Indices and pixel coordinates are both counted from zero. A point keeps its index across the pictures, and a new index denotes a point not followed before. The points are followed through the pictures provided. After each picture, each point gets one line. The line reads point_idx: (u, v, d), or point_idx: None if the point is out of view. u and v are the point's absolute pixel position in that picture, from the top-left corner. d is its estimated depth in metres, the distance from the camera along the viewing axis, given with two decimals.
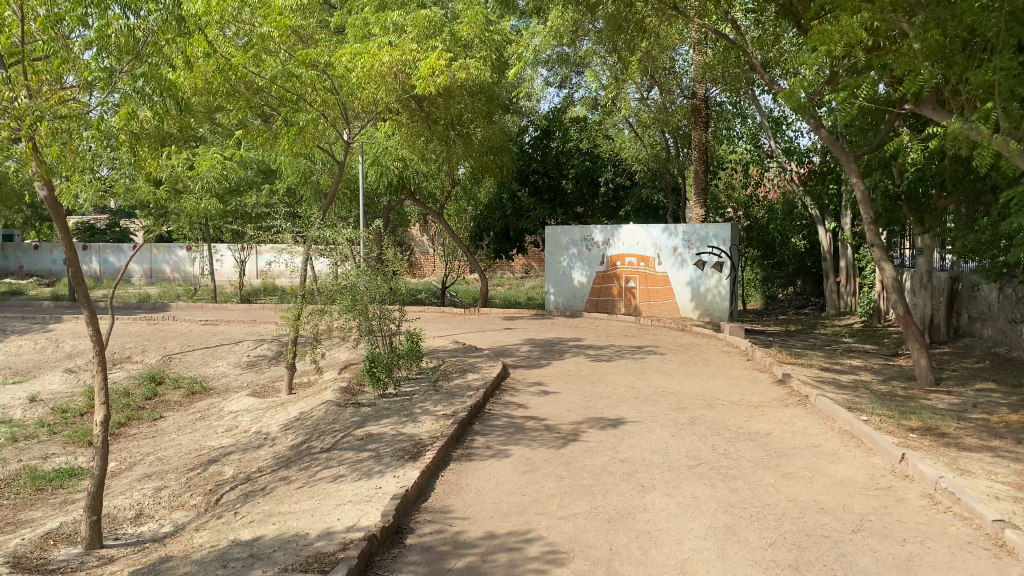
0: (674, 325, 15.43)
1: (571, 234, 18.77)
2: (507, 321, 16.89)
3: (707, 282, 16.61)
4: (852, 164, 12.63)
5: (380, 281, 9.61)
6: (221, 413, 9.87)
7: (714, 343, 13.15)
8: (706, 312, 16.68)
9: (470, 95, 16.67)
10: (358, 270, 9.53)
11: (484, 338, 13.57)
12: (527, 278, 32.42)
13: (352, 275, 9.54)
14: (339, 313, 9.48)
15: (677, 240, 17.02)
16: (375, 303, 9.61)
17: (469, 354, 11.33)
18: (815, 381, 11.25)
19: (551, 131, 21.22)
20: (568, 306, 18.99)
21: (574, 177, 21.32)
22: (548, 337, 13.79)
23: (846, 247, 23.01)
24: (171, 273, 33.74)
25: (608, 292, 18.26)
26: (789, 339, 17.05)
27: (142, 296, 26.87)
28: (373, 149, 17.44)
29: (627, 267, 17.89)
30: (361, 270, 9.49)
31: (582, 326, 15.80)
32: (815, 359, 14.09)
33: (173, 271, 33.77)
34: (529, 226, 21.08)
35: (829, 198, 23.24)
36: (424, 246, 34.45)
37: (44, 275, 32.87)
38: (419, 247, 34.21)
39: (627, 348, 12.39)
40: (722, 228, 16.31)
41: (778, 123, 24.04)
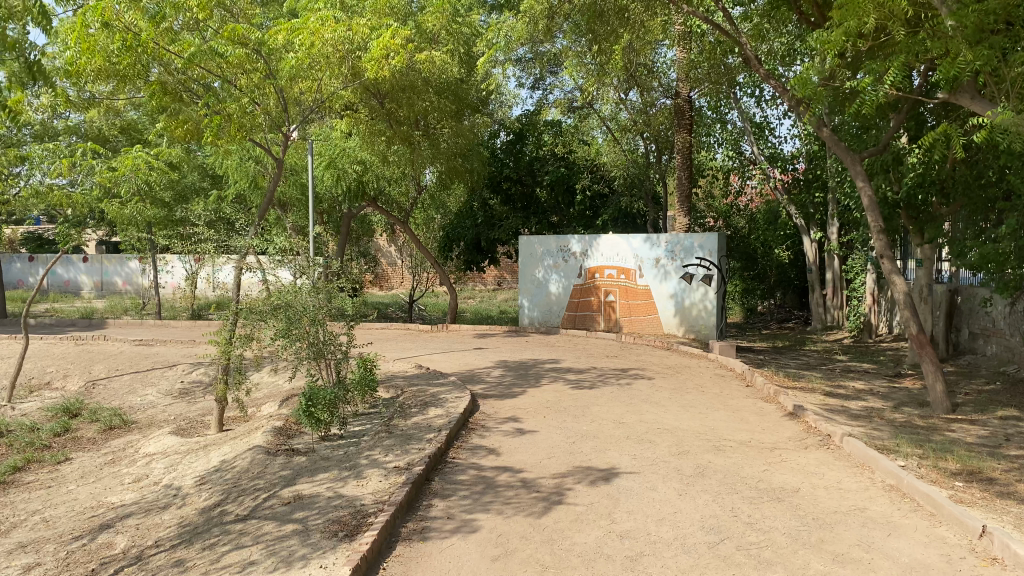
0: (658, 343, 14.09)
1: (546, 243, 17.41)
2: (476, 339, 15.45)
3: (692, 295, 15.33)
4: (858, 167, 11.45)
5: (319, 301, 8.08)
6: (135, 456, 8.32)
7: (706, 364, 11.81)
8: (691, 328, 15.41)
9: (436, 93, 15.29)
10: (296, 287, 8.05)
11: (449, 361, 12.10)
12: (500, 291, 31.05)
13: (289, 293, 8.04)
14: (273, 338, 7.96)
15: (660, 251, 15.72)
16: (316, 326, 8.08)
17: (431, 382, 9.88)
18: (824, 409, 9.92)
19: (524, 135, 19.97)
20: (544, 320, 17.62)
21: (548, 185, 20.02)
22: (522, 359, 12.38)
23: (833, 258, 21.93)
24: (123, 285, 31.76)
25: (587, 307, 16.90)
26: (782, 358, 15.77)
27: (85, 311, 25.06)
28: (330, 151, 16.04)
29: (607, 280, 16.57)
30: (298, 288, 8.01)
31: (560, 344, 14.41)
32: (815, 381, 12.80)
33: (125, 284, 31.78)
34: (502, 235, 19.73)
35: (815, 207, 22.18)
36: (392, 257, 32.96)
37: None
38: (387, 258, 32.72)
39: (610, 372, 11.01)
40: (707, 239, 15.04)
41: (761, 129, 22.97)
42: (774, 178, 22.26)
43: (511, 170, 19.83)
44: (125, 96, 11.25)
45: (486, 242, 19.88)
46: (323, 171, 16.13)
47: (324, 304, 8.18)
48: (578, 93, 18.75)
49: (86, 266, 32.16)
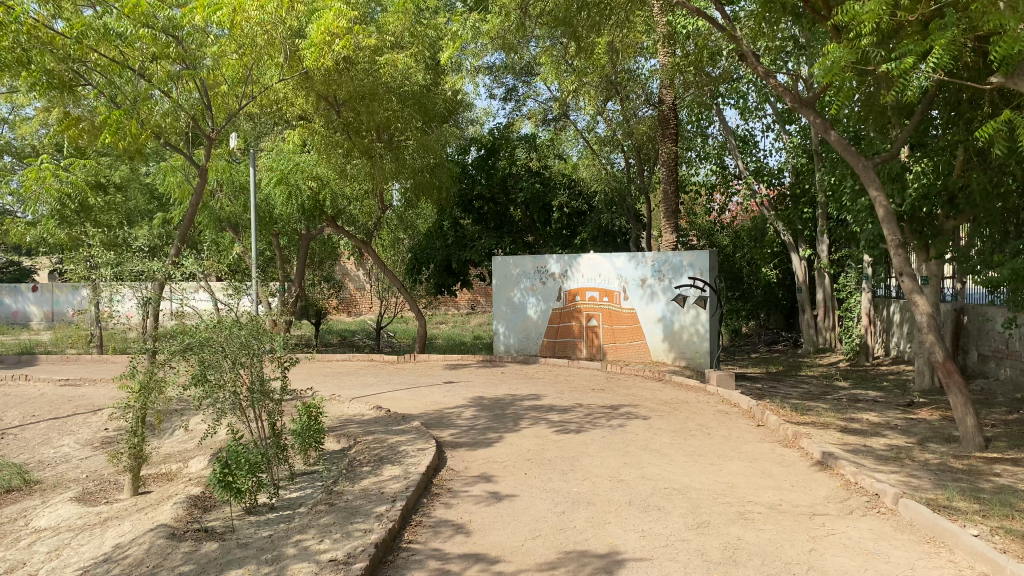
0: (648, 373, 12.72)
1: (522, 264, 16.06)
2: (447, 371, 13.98)
3: (682, 318, 13.99)
4: (870, 173, 10.23)
5: (240, 341, 6.41)
6: (22, 533, 6.73)
7: (705, 398, 10.46)
8: (681, 354, 14.03)
9: (399, 100, 13.94)
10: (214, 323, 6.42)
11: (414, 400, 10.60)
12: (473, 315, 29.63)
13: (204, 328, 6.43)
14: (185, 386, 6.35)
15: (646, 271, 14.42)
16: (234, 370, 6.42)
17: (392, 428, 8.40)
18: (847, 451, 8.58)
19: (496, 149, 18.71)
20: (521, 348, 16.18)
21: (522, 202, 18.69)
22: (497, 395, 10.93)
23: (823, 277, 20.78)
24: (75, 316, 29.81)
25: (568, 333, 15.53)
26: (781, 386, 14.45)
27: (25, 344, 23.19)
28: (282, 165, 14.51)
29: (588, 303, 15.22)
30: (214, 325, 6.38)
31: (539, 375, 12.99)
32: (825, 413, 11.48)
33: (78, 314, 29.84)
34: (473, 256, 18.35)
35: (803, 223, 21.08)
36: (359, 281, 31.43)
37: None
38: (354, 282, 31.17)
39: (598, 410, 9.60)
40: (697, 257, 13.73)
41: (745, 143, 21.83)
42: (760, 193, 21.11)
43: (483, 186, 18.50)
44: (39, 99, 9.83)
45: (457, 263, 18.56)
46: (274, 188, 14.57)
47: (252, 341, 6.51)
48: (553, 102, 17.52)
49: (34, 295, 30.25)
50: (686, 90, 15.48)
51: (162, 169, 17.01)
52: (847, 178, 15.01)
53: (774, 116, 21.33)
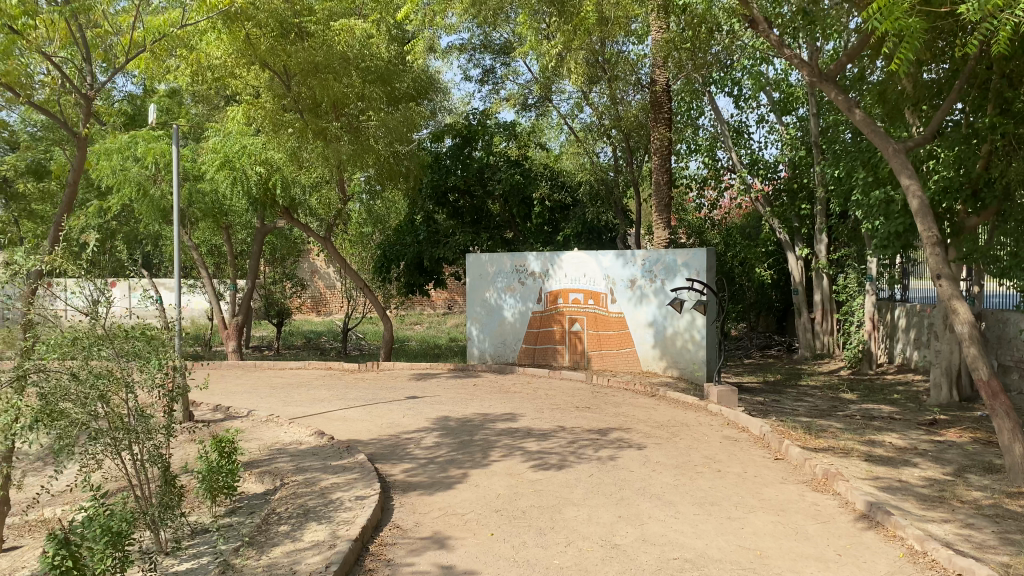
0: (638, 386, 11.22)
1: (498, 262, 14.54)
2: (412, 381, 12.39)
3: (675, 323, 12.48)
4: (901, 158, 8.77)
5: (89, 369, 4.79)
6: None
7: (707, 419, 8.97)
8: (674, 363, 12.52)
9: (358, 73, 12.41)
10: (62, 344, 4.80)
11: (367, 422, 9.01)
12: (450, 315, 28.03)
13: (48, 353, 4.80)
14: (24, 429, 4.74)
15: (636, 271, 12.93)
16: (85, 409, 4.74)
17: (331, 464, 6.82)
18: (883, 490, 7.12)
19: (472, 138, 17.11)
20: (496, 354, 14.64)
21: (500, 195, 17.07)
22: (466, 414, 9.36)
23: (822, 278, 19.40)
24: None
25: (549, 339, 14.01)
26: (784, 400, 12.99)
27: None
28: (228, 147, 12.85)
29: (571, 306, 13.72)
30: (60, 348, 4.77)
31: (516, 388, 11.45)
32: (842, 435, 10.03)
33: None
34: (447, 253, 16.79)
35: (801, 220, 19.69)
36: (329, 279, 29.65)
37: None
38: (324, 280, 29.39)
39: (582, 435, 8.08)
40: (692, 256, 12.20)
41: (738, 132, 20.19)
42: (756, 188, 19.72)
43: (458, 177, 16.84)
44: None
45: (430, 261, 16.97)
46: (216, 173, 12.93)
47: (130, 365, 5.05)
48: (534, 84, 15.97)
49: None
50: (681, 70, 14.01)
51: (96, 153, 15.30)
52: (858, 169, 13.46)
53: (770, 105, 19.89)
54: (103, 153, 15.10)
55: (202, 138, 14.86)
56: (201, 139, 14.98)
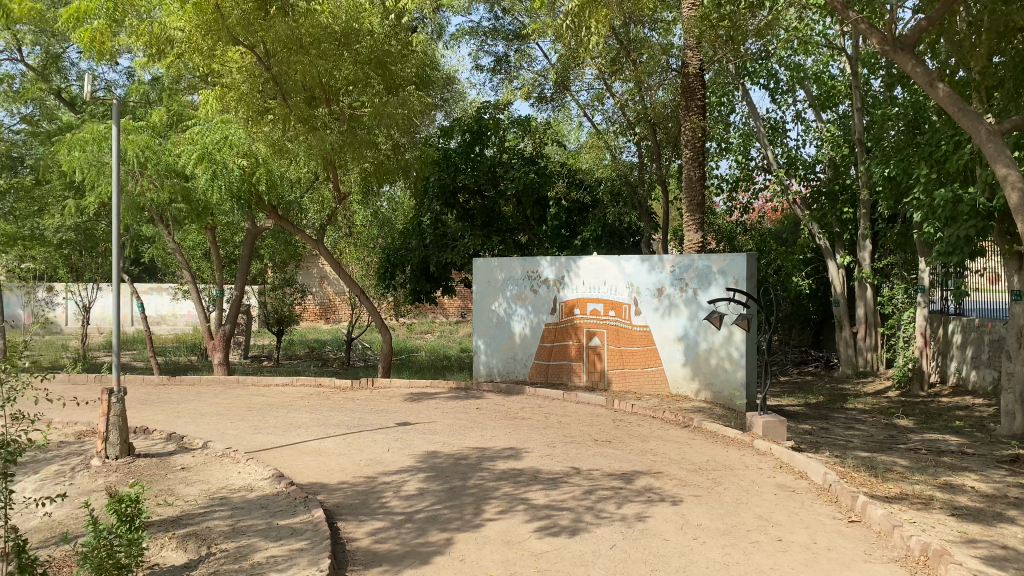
0: (667, 414, 9.63)
1: (509, 268, 13.02)
2: (408, 403, 10.88)
3: (709, 338, 10.91)
4: (998, 143, 7.13)
5: None
6: None
7: (754, 461, 7.39)
8: (708, 384, 10.95)
9: (349, 52, 11.07)
10: None
11: (343, 460, 7.51)
12: (463, 325, 26.49)
13: None
14: None
15: (663, 278, 11.37)
16: None
17: (278, 525, 5.33)
18: (992, 566, 5.49)
19: (483, 133, 15.42)
20: (505, 371, 13.08)
21: (513, 196, 15.46)
22: (461, 449, 7.82)
23: (866, 288, 17.67)
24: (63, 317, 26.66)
25: (563, 356, 12.46)
26: (833, 429, 11.34)
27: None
28: (205, 137, 11.14)
29: (589, 318, 12.16)
30: None
31: (525, 414, 9.89)
32: (913, 477, 8.36)
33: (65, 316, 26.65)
34: (454, 258, 15.22)
35: (843, 225, 18.01)
36: (338, 284, 28.14)
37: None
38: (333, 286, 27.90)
39: (602, 484, 6.53)
40: (730, 261, 10.64)
41: (774, 129, 18.49)
42: (794, 190, 18.06)
43: (467, 176, 15.30)
44: None
45: (436, 266, 15.49)
46: (194, 168, 11.16)
47: None
48: (550, 71, 14.46)
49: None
50: (715, 50, 12.43)
51: (68, 144, 13.95)
52: (919, 165, 11.77)
53: (808, 100, 18.27)
54: (74, 144, 13.69)
55: (183, 127, 13.45)
56: (181, 129, 13.58)
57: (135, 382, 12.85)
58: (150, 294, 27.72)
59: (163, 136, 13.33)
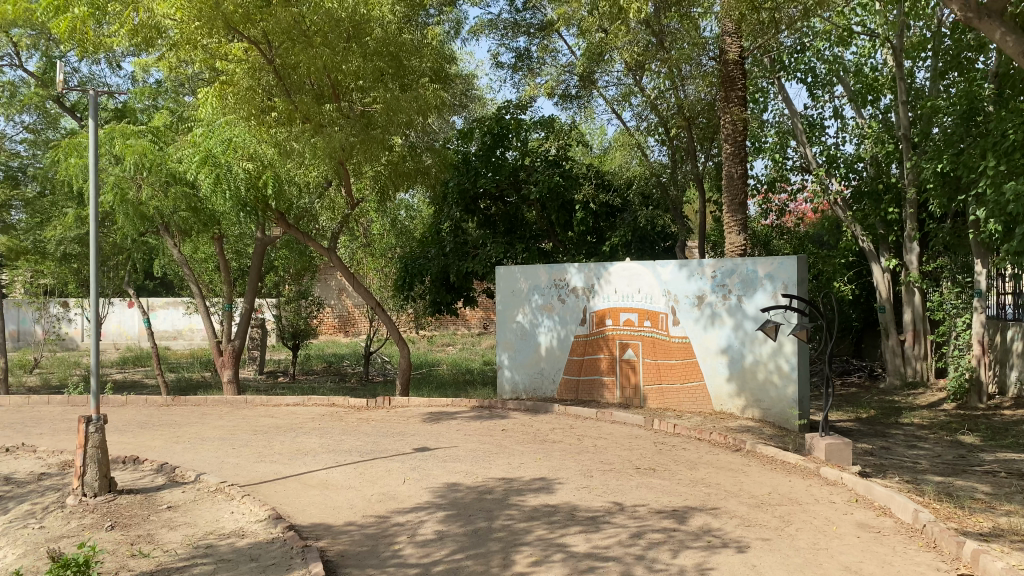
0: (714, 436, 8.65)
1: (533, 276, 12.09)
2: (427, 424, 9.96)
3: (755, 350, 9.97)
4: None
5: None
6: None
7: (823, 493, 6.43)
8: (756, 401, 9.99)
9: (359, 45, 10.27)
10: None
11: (352, 495, 6.61)
12: (486, 336, 25.59)
13: None
14: None
15: (704, 285, 10.42)
16: None
17: None
18: None
19: (504, 134, 14.58)
20: (531, 388, 12.13)
21: (537, 201, 14.57)
22: (486, 481, 6.90)
23: (914, 294, 16.55)
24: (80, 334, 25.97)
25: (594, 370, 11.50)
26: (894, 448, 10.30)
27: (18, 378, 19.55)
28: (209, 139, 10.64)
29: (622, 328, 11.21)
30: None
31: (556, 435, 8.95)
32: (1005, 506, 7.33)
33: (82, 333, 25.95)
34: (476, 267, 14.32)
35: (888, 227, 16.96)
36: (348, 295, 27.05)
37: None
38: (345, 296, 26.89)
39: (651, 525, 5.60)
40: (778, 265, 9.71)
41: (812, 126, 17.47)
42: (834, 191, 16.93)
43: (489, 180, 14.39)
44: None
45: (456, 276, 14.60)
46: (195, 172, 10.64)
47: None
48: (575, 66, 13.58)
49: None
50: (753, 35, 11.52)
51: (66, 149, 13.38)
52: (987, 156, 10.71)
53: (846, 95, 17.26)
54: (72, 150, 13.16)
55: (184, 130, 12.75)
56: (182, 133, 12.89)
57: (138, 404, 12.07)
58: (165, 309, 27.20)
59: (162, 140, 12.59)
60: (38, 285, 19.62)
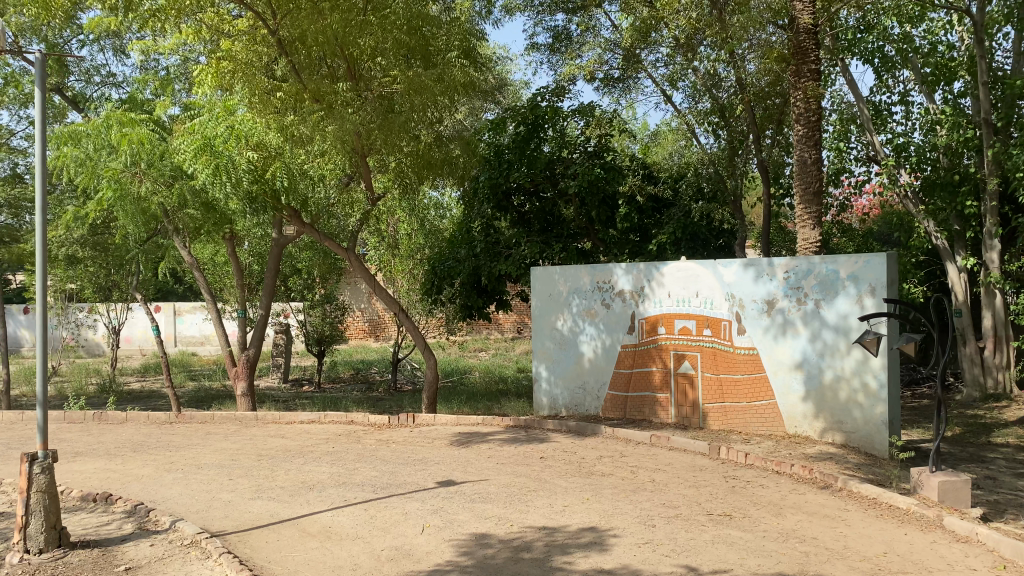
0: (794, 468, 7.25)
1: (574, 277, 10.78)
2: (454, 449, 8.66)
3: (836, 364, 8.63)
4: None
5: None
6: None
7: (954, 556, 5.02)
8: (837, 424, 8.64)
9: (378, 16, 9.07)
10: None
11: (357, 550, 5.36)
12: (521, 341, 24.28)
13: None
14: None
15: (774, 288, 9.10)
16: None
17: None
18: None
19: (540, 123, 13.24)
20: (573, 404, 10.80)
21: (576, 196, 13.21)
22: (523, 532, 5.59)
23: (994, 295, 14.90)
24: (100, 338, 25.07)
25: (645, 385, 10.14)
26: (1001, 478, 8.75)
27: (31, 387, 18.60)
28: (208, 127, 9.50)
29: (677, 337, 9.83)
30: None
31: (604, 466, 7.60)
32: None
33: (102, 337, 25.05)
34: (510, 268, 12.99)
35: (964, 222, 15.31)
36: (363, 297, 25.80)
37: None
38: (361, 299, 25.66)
39: None
40: (864, 264, 8.38)
41: (878, 113, 15.86)
42: (904, 183, 15.15)
43: (523, 174, 13.04)
44: None
45: (488, 279, 13.29)
46: (193, 165, 9.44)
47: None
48: (619, 45, 12.19)
49: (26, 317, 26.35)
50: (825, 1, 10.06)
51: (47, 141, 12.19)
52: None
53: (915, 78, 15.65)
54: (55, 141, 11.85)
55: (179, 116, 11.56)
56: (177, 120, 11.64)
57: (140, 421, 10.99)
58: (192, 314, 26.26)
59: (158, 130, 11.42)
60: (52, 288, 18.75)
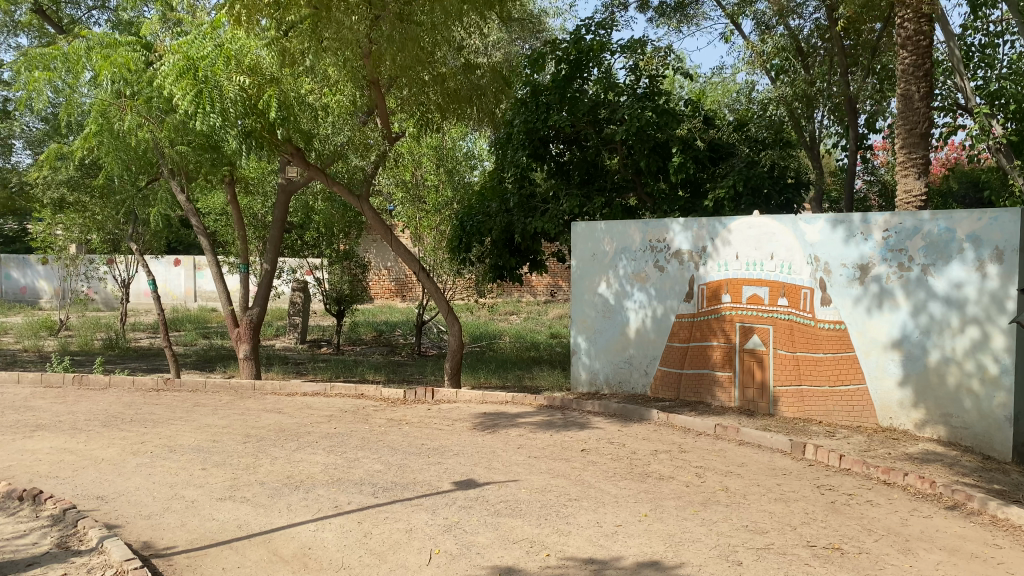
0: (906, 478, 5.71)
1: (621, 233, 9.22)
2: (477, 436, 7.23)
3: (945, 344, 7.00)
4: None
5: None
6: None
7: None
8: (944, 416, 7.04)
9: None
10: None
11: None
12: (555, 305, 22.77)
13: None
14: None
15: (870, 250, 7.49)
16: None
17: None
18: None
19: (583, 61, 11.58)
20: (616, 381, 9.31)
21: (624, 143, 11.55)
22: (564, 567, 4.15)
23: None
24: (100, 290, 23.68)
25: (703, 362, 8.61)
26: None
27: (33, 342, 17.50)
28: (193, 46, 8.04)
29: (744, 307, 8.27)
30: None
31: (661, 465, 6.12)
32: None
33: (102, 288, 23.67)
34: (547, 225, 11.43)
35: None
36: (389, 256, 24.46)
37: (19, 297, 25.62)
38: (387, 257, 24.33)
39: None
40: (989, 222, 6.71)
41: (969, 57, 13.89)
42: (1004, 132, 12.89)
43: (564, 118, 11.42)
44: None
45: (521, 237, 11.74)
46: (170, 86, 7.99)
47: None
48: None
49: (45, 268, 25.47)
50: None
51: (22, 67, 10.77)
52: None
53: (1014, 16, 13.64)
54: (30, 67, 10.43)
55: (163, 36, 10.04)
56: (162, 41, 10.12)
57: (124, 387, 9.71)
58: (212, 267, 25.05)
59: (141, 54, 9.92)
60: (57, 237, 17.56)
